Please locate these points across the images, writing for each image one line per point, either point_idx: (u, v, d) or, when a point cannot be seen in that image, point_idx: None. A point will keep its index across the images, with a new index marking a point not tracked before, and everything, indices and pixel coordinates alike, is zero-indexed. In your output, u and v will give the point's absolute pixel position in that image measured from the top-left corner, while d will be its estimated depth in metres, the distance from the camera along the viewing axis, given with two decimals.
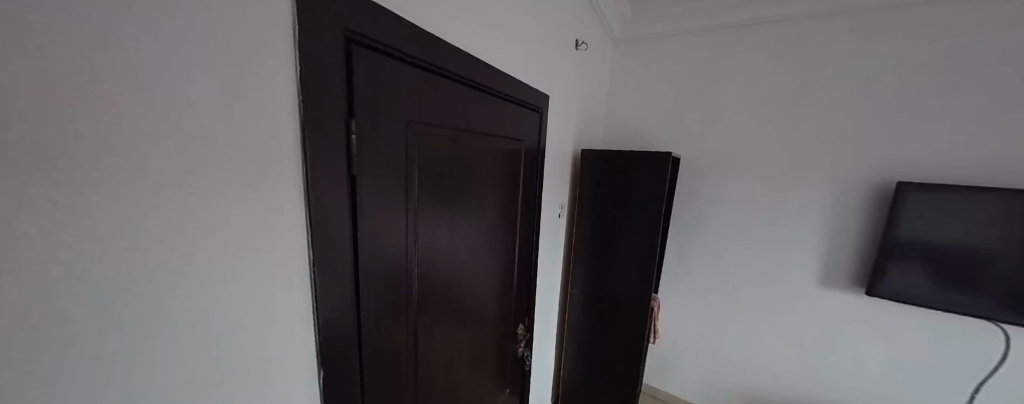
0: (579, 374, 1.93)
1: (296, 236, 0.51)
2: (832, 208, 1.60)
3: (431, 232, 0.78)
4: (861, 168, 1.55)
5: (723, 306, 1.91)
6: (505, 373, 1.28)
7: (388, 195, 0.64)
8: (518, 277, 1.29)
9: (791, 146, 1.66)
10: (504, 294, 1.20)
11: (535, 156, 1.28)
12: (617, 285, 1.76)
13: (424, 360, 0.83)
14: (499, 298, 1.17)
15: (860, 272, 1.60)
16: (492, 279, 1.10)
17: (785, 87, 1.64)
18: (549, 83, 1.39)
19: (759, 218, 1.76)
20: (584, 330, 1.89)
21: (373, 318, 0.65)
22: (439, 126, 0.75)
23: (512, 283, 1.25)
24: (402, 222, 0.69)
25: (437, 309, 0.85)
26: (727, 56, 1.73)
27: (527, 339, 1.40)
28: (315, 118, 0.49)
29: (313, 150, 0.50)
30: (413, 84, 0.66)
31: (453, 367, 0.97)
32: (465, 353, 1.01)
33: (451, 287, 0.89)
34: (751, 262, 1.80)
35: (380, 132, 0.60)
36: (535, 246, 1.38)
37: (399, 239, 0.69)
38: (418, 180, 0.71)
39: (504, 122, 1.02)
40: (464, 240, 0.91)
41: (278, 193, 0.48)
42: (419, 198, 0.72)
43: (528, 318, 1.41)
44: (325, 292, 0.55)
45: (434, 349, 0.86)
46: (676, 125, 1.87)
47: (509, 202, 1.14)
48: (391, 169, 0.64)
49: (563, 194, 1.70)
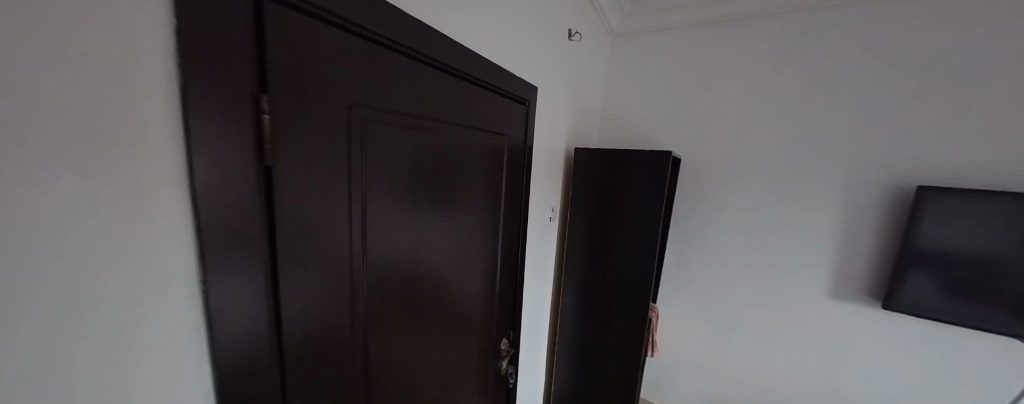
0: (571, 388, 1.81)
1: (181, 243, 0.39)
2: (844, 214, 1.49)
3: (386, 239, 0.66)
4: (874, 172, 1.43)
5: (726, 317, 1.79)
6: (485, 393, 1.16)
7: (322, 194, 0.52)
8: (500, 286, 1.17)
9: (799, 146, 1.54)
10: (485, 308, 1.09)
11: (521, 154, 1.17)
12: (612, 295, 1.65)
13: (378, 388, 0.71)
14: (478, 312, 1.05)
15: (875, 282, 1.48)
16: (469, 290, 0.99)
17: (795, 83, 1.53)
18: (539, 74, 1.28)
19: (765, 224, 1.64)
20: (576, 342, 1.76)
21: (305, 342, 0.53)
22: (394, 113, 0.63)
23: (495, 294, 1.14)
24: (346, 227, 0.57)
25: (397, 326, 0.74)
26: (732, 49, 1.62)
27: (512, 354, 1.28)
28: (205, 90, 0.38)
29: (204, 131, 0.38)
30: (355, 59, 0.55)
31: (419, 392, 0.85)
32: (435, 374, 0.90)
33: (416, 300, 0.78)
34: (756, 271, 1.68)
35: (307, 115, 0.49)
36: (524, 251, 1.29)
37: (342, 247, 0.57)
38: (366, 176, 0.59)
39: (481, 114, 0.90)
40: (431, 247, 0.80)
41: (156, 188, 0.36)
42: (368, 199, 0.60)
43: (512, 331, 1.28)
44: (225, 315, 0.42)
45: (394, 373, 0.75)
46: (677, 124, 1.76)
47: (490, 203, 1.02)
48: (327, 161, 0.52)
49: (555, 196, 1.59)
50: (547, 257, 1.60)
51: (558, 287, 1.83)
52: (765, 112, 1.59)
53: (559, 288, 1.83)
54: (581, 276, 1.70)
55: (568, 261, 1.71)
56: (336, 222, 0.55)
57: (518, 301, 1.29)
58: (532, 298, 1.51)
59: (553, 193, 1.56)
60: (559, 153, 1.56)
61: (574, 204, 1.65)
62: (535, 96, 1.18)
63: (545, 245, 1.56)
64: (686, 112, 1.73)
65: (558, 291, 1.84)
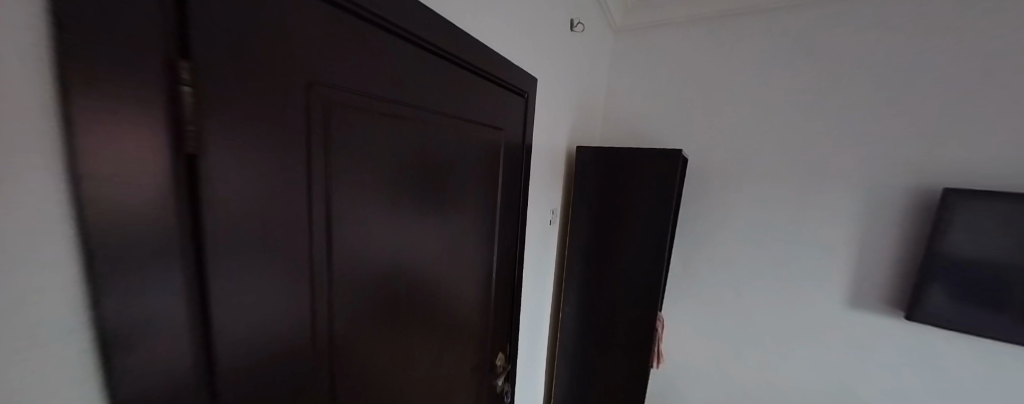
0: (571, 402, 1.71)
1: (62, 258, 0.29)
2: (863, 219, 1.40)
3: (359, 247, 0.56)
4: (896, 173, 1.34)
5: (735, 327, 1.70)
6: None
7: (271, 192, 0.42)
8: (496, 296, 1.07)
9: (815, 146, 1.45)
10: (478, 321, 0.99)
11: (518, 152, 1.08)
12: (616, 303, 1.55)
13: None
14: (470, 326, 0.95)
15: (897, 291, 1.38)
16: (461, 302, 0.89)
17: (811, 78, 1.43)
18: (539, 66, 1.18)
19: (778, 229, 1.54)
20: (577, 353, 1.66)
21: (250, 376, 0.43)
22: (366, 97, 0.53)
23: (490, 306, 1.04)
24: (304, 232, 0.47)
25: (375, 346, 0.63)
26: (744, 42, 1.53)
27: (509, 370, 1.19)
28: (88, 46, 0.28)
29: (86, 104, 0.28)
30: (317, 27, 0.45)
31: None
32: (421, 398, 0.80)
33: (398, 315, 0.68)
34: (768, 278, 1.59)
35: (250, 92, 0.38)
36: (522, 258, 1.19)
37: (300, 256, 0.47)
38: (331, 170, 0.49)
39: (474, 105, 0.81)
40: (414, 255, 0.70)
41: (22, 186, 0.27)
42: (334, 198, 0.50)
43: (509, 345, 1.18)
44: (129, 350, 0.33)
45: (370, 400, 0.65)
46: (684, 122, 1.67)
47: (485, 204, 0.93)
48: (277, 152, 0.42)
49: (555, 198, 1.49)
50: (546, 262, 1.50)
51: (558, 294, 1.73)
52: (778, 109, 1.50)
53: (559, 296, 1.73)
54: (582, 283, 1.60)
55: (569, 266, 1.61)
56: (291, 227, 0.45)
57: (515, 311, 1.19)
58: (531, 308, 1.41)
59: (553, 195, 1.46)
60: (560, 152, 1.47)
61: (575, 205, 1.55)
62: (534, 89, 1.09)
63: (545, 250, 1.46)
64: (694, 110, 1.64)
65: (558, 298, 1.74)
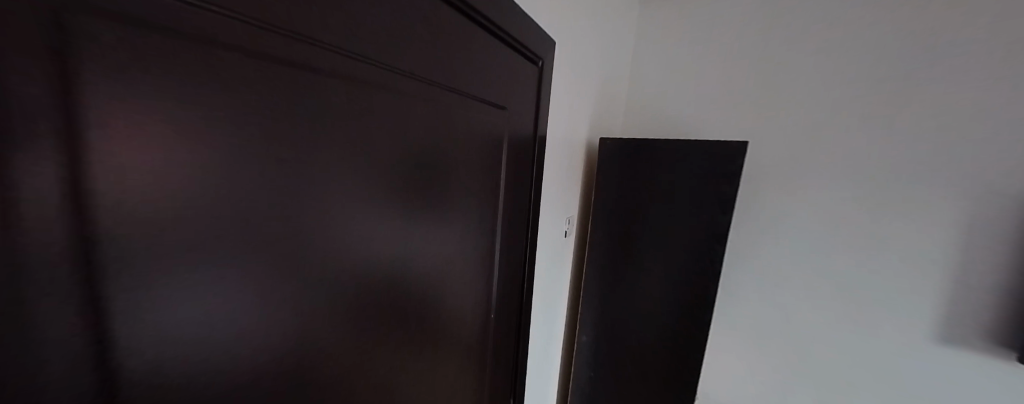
0: None
1: None
2: (960, 234, 1.11)
3: (278, 317, 0.34)
4: (1013, 176, 1.05)
5: (794, 362, 1.37)
6: None
7: (61, 248, 0.20)
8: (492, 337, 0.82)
9: (900, 139, 1.16)
10: (467, 372, 0.75)
11: (528, 143, 0.81)
12: (642, 336, 1.26)
13: None
14: (456, 379, 0.72)
15: (1002, 325, 1.10)
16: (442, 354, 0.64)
17: (903, 55, 1.13)
18: (559, 29, 0.90)
19: (846, 241, 1.25)
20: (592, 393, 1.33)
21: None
22: (291, 69, 0.31)
23: (483, 348, 0.80)
24: (161, 310, 0.25)
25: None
26: (813, 9, 1.23)
27: None
28: None
29: None
30: None
31: None
32: None
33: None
34: (836, 301, 1.28)
35: None
36: (527, 283, 0.95)
37: (144, 359, 0.25)
38: (216, 197, 0.27)
39: (457, 67, 0.54)
40: (371, 313, 0.46)
41: None
42: (226, 245, 0.29)
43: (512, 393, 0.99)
44: None
45: None
46: (728, 108, 1.38)
47: (476, 215, 0.68)
48: (77, 170, 0.20)
49: (572, 201, 1.21)
50: (557, 283, 1.22)
51: (573, 321, 1.45)
52: (851, 95, 1.20)
53: (574, 322, 1.45)
54: (603, 312, 1.29)
55: (584, 290, 1.31)
56: (123, 305, 0.23)
57: (513, 350, 0.95)
58: (539, 339, 1.16)
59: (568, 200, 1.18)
60: (578, 147, 1.19)
61: (596, 214, 1.26)
62: (551, 64, 0.82)
63: (556, 269, 1.18)
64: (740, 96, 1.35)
65: (573, 326, 1.45)
